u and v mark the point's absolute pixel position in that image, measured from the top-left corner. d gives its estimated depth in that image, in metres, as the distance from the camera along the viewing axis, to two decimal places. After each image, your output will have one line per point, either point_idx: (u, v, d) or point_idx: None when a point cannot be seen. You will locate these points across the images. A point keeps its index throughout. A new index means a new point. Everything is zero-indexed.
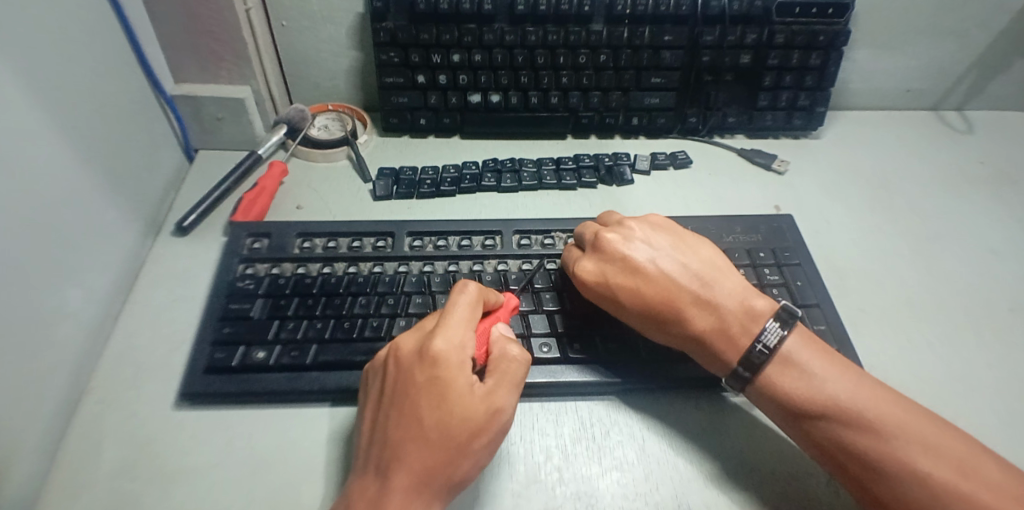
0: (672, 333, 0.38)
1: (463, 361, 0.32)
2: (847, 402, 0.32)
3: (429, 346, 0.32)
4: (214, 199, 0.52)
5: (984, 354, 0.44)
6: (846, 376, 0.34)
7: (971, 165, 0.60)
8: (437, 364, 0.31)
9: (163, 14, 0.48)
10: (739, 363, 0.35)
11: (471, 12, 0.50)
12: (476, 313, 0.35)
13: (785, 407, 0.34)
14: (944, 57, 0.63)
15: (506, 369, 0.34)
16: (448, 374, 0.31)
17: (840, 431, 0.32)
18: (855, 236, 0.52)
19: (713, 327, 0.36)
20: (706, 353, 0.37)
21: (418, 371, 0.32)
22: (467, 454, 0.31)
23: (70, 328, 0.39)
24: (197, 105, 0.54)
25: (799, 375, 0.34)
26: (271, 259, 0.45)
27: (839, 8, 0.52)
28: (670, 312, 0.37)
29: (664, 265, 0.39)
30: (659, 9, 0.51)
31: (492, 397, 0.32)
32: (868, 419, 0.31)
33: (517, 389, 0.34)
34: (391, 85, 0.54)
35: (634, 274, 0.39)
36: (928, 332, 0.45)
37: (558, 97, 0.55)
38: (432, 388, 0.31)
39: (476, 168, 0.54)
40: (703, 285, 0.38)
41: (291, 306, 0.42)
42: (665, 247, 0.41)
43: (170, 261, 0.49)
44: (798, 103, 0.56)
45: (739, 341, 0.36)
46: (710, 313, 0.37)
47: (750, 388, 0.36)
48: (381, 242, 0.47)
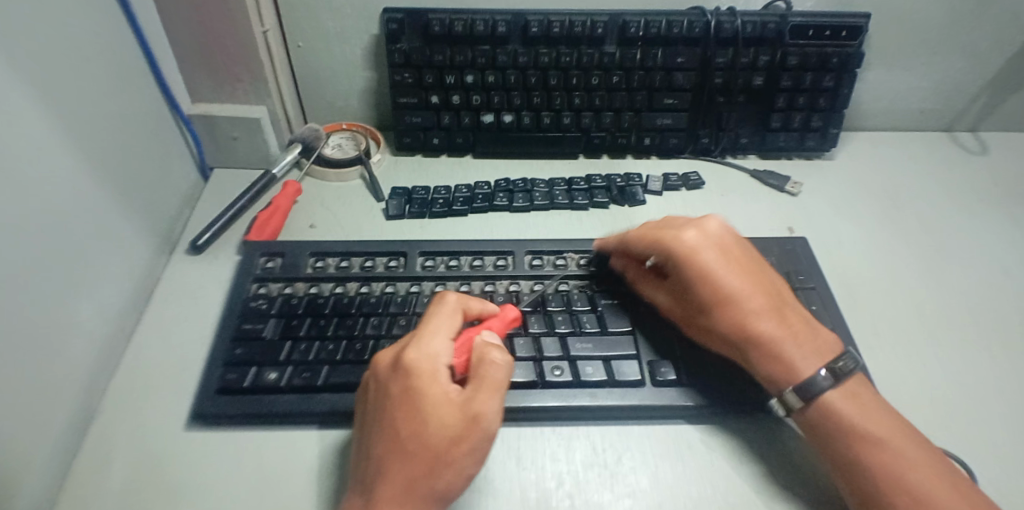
0: (748, 335, 0.38)
1: (435, 369, 0.33)
2: (886, 430, 0.34)
3: (402, 357, 0.33)
4: (227, 218, 0.52)
5: (1005, 380, 0.43)
6: (884, 410, 0.36)
7: (986, 187, 0.59)
8: (408, 374, 0.32)
9: (182, 35, 0.49)
10: (822, 370, 0.36)
11: (485, 34, 0.51)
12: (451, 322, 0.36)
13: (832, 428, 0.35)
14: (959, 78, 0.62)
15: (485, 373, 0.33)
16: (420, 383, 0.32)
17: (879, 455, 0.33)
18: (870, 258, 0.52)
19: (796, 341, 0.38)
20: (776, 361, 0.38)
21: (392, 383, 0.32)
22: (446, 462, 0.31)
23: (86, 345, 0.39)
24: (212, 125, 0.54)
25: (853, 401, 0.36)
26: (284, 278, 0.46)
27: (851, 30, 0.52)
28: (755, 316, 0.39)
29: (757, 277, 0.41)
30: (672, 30, 0.51)
31: (470, 404, 0.32)
32: (905, 449, 0.33)
33: (501, 393, 0.33)
34: (404, 104, 0.54)
35: (732, 265, 0.41)
36: (947, 357, 0.44)
37: (570, 117, 0.55)
38: (405, 400, 0.32)
39: (488, 187, 0.54)
40: (788, 308, 0.40)
41: (304, 326, 0.42)
42: (748, 255, 0.43)
43: (183, 279, 0.49)
44: (810, 124, 0.56)
45: (820, 357, 0.37)
46: (791, 323, 0.39)
47: (811, 404, 0.36)
48: (394, 261, 0.47)
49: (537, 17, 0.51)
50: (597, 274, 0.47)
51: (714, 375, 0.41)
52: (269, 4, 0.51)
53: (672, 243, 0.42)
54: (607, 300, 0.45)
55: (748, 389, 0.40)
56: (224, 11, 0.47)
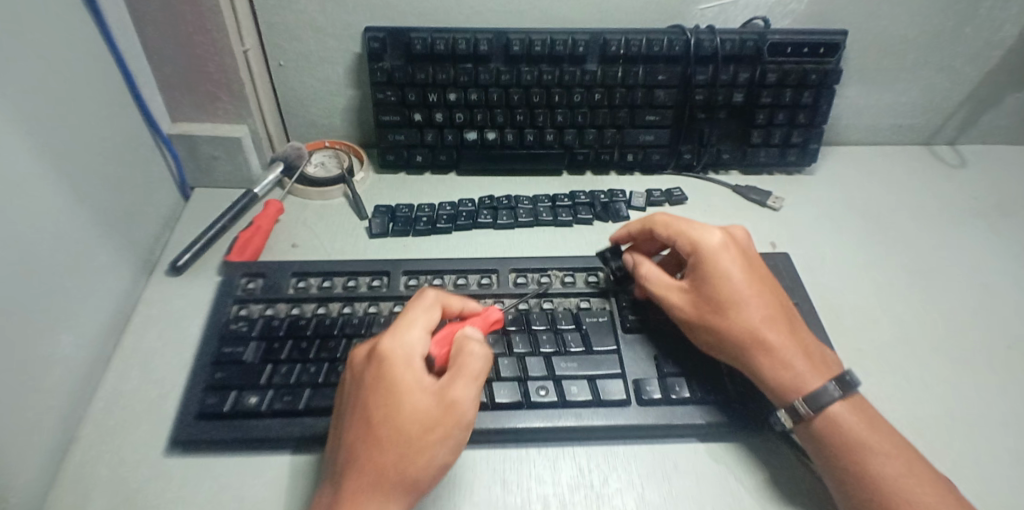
0: (758, 341, 0.39)
1: (409, 359, 0.33)
2: (887, 438, 0.35)
3: (377, 346, 0.34)
4: (209, 238, 0.51)
5: (983, 395, 0.43)
6: (879, 419, 0.37)
7: (964, 200, 0.60)
8: (382, 362, 0.33)
9: (161, 54, 0.49)
10: (829, 381, 0.37)
11: (467, 53, 0.51)
12: (429, 315, 0.36)
13: (843, 440, 0.35)
14: (936, 93, 0.63)
15: (463, 364, 0.33)
16: (394, 372, 0.33)
17: (887, 464, 0.34)
18: (853, 271, 0.52)
19: (803, 353, 0.39)
20: (784, 370, 0.38)
21: (367, 372, 0.33)
22: (419, 449, 0.31)
23: (63, 371, 0.38)
24: (193, 144, 0.54)
25: (856, 411, 0.37)
26: (265, 300, 0.45)
27: (829, 47, 0.53)
28: (765, 325, 0.39)
29: (768, 289, 0.42)
30: (653, 49, 0.51)
31: (444, 392, 0.33)
32: (906, 456, 0.35)
33: (477, 382, 0.33)
34: (387, 122, 0.54)
35: (748, 271, 0.42)
36: (927, 372, 0.45)
37: (553, 134, 0.55)
38: (379, 387, 0.32)
39: (472, 205, 0.54)
40: (795, 323, 0.41)
41: (285, 349, 0.42)
42: (761, 265, 0.44)
43: (164, 301, 0.48)
44: (791, 139, 0.57)
45: (825, 371, 0.38)
46: (797, 334, 0.40)
47: (818, 415, 0.36)
48: (377, 281, 0.47)
49: (519, 36, 0.51)
50: (582, 291, 0.47)
51: (698, 394, 0.41)
52: (249, 23, 0.51)
53: (695, 242, 0.43)
54: (593, 318, 0.45)
55: (732, 405, 0.41)
56: (204, 31, 0.47)
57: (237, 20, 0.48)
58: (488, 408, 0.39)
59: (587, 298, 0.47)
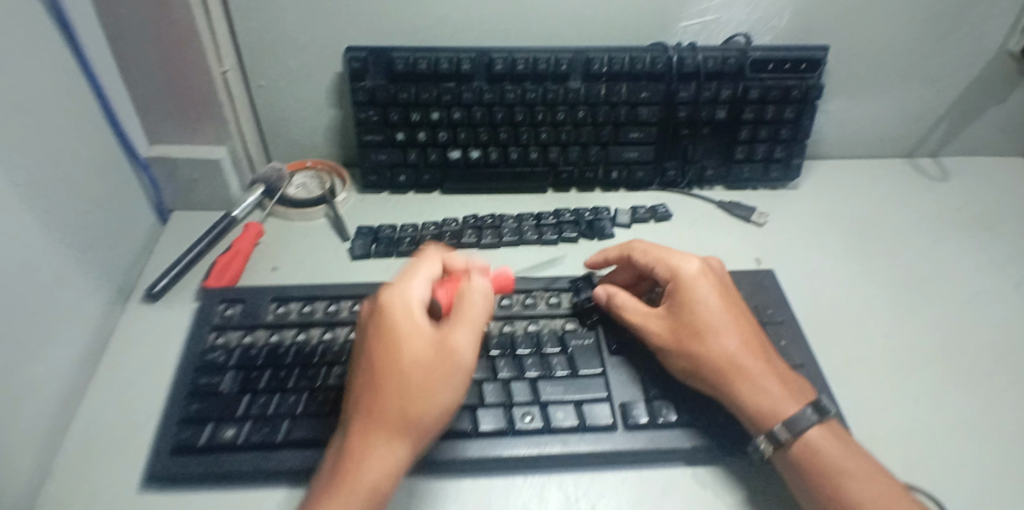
0: (734, 366, 0.39)
1: (409, 307, 0.35)
2: (864, 464, 0.35)
3: (379, 298, 0.36)
4: (186, 262, 0.50)
5: (973, 411, 0.43)
6: (857, 446, 0.37)
7: (948, 213, 0.61)
8: (384, 311, 0.35)
9: (137, 77, 0.48)
10: (806, 405, 0.37)
11: (449, 71, 0.50)
12: (430, 269, 0.38)
13: (821, 466, 0.35)
14: (918, 107, 0.64)
15: (461, 313, 0.34)
16: (395, 320, 0.34)
17: (865, 491, 0.33)
18: (839, 287, 0.52)
19: (779, 379, 0.38)
20: (761, 394, 0.38)
21: (372, 322, 0.35)
22: (422, 391, 0.32)
23: (36, 407, 0.37)
24: (171, 167, 0.53)
25: (834, 437, 0.36)
26: (243, 327, 0.44)
27: (810, 64, 0.53)
28: (740, 349, 0.39)
29: (743, 315, 0.42)
30: (636, 66, 0.51)
31: (443, 337, 0.34)
32: (885, 483, 0.34)
33: (477, 329, 0.34)
34: (369, 142, 0.53)
35: (724, 299, 0.42)
36: (916, 388, 0.44)
37: (537, 152, 0.55)
38: (381, 334, 0.34)
39: (456, 224, 0.53)
40: (770, 351, 0.41)
41: (263, 378, 0.41)
42: (736, 295, 0.44)
43: (141, 329, 0.47)
44: (774, 155, 0.57)
45: (801, 398, 0.38)
46: (772, 362, 0.40)
47: (798, 440, 0.36)
48: (358, 305, 0.46)
49: (501, 55, 0.51)
50: (567, 312, 0.47)
51: (685, 417, 0.40)
52: (228, 45, 0.50)
53: (673, 269, 0.43)
54: (578, 340, 0.45)
55: (719, 428, 0.40)
56: (182, 53, 0.46)
57: (216, 42, 0.48)
58: (471, 436, 0.39)
59: (572, 319, 0.47)
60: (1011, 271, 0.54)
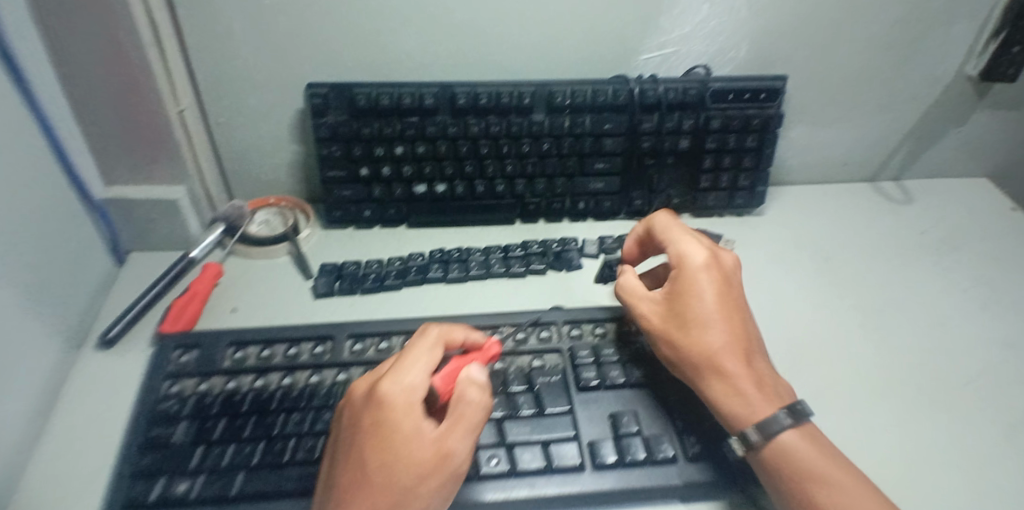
0: (713, 364, 0.38)
1: (411, 403, 0.32)
2: (840, 471, 0.34)
3: (377, 387, 0.32)
4: (143, 306, 0.49)
5: (953, 436, 0.42)
6: (835, 453, 0.36)
7: (912, 236, 0.62)
8: (381, 406, 0.31)
9: (90, 116, 0.47)
10: (781, 409, 0.36)
11: (412, 106, 0.50)
12: (433, 355, 0.34)
13: (796, 471, 0.34)
14: (878, 132, 0.65)
15: (462, 411, 0.32)
16: (393, 418, 0.31)
17: (838, 498, 0.33)
18: (810, 314, 0.52)
19: (757, 383, 0.38)
20: (736, 396, 0.37)
21: (364, 415, 0.31)
22: (414, 499, 0.30)
23: None
24: (128, 208, 0.51)
25: (809, 442, 0.36)
26: (199, 373, 0.42)
27: (770, 93, 0.54)
28: (725, 350, 0.38)
29: (741, 318, 0.41)
30: (598, 99, 0.52)
31: (442, 440, 0.31)
32: (860, 490, 0.33)
33: (474, 433, 0.32)
34: (333, 178, 0.53)
35: (727, 295, 0.41)
36: (892, 415, 0.44)
37: (503, 184, 0.55)
38: (375, 431, 0.31)
39: (423, 258, 0.53)
40: (757, 354, 0.40)
41: (218, 428, 0.39)
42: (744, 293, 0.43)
43: (95, 379, 0.45)
44: (738, 183, 0.58)
45: (779, 401, 0.37)
46: (757, 367, 0.39)
47: (771, 442, 0.35)
48: (319, 347, 0.44)
49: (464, 89, 0.51)
50: (534, 348, 0.45)
51: (659, 455, 0.39)
52: (185, 83, 0.49)
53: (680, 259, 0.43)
54: (545, 378, 0.43)
55: (692, 466, 0.39)
56: (134, 91, 0.45)
57: (171, 80, 0.47)
58: None
59: (540, 355, 0.45)
60: (976, 292, 0.55)
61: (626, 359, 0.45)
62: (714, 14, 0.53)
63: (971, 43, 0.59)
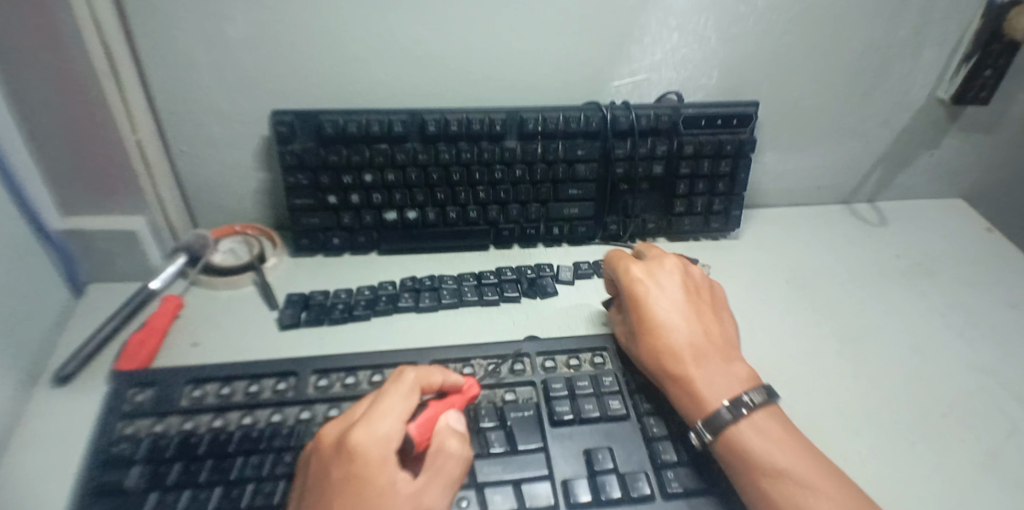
0: (666, 366, 0.40)
1: (387, 456, 0.30)
2: (790, 457, 0.35)
3: (349, 437, 0.30)
4: (98, 341, 0.46)
5: (947, 462, 0.41)
6: (788, 438, 0.37)
7: (889, 259, 0.62)
8: (354, 458, 0.29)
9: (41, 144, 0.45)
10: (724, 402, 0.38)
11: (381, 133, 0.49)
12: (409, 403, 0.32)
13: (749, 462, 0.35)
14: (852, 155, 0.66)
15: (440, 466, 0.31)
16: (366, 471, 0.29)
17: (788, 486, 0.34)
18: (791, 341, 0.51)
19: (710, 377, 0.39)
20: (684, 392, 0.39)
21: (335, 467, 0.29)
22: None
23: None
24: (85, 239, 0.50)
25: (759, 429, 0.36)
26: (154, 414, 0.39)
27: (742, 119, 0.55)
28: (675, 351, 0.41)
29: (694, 321, 0.43)
30: (570, 126, 0.52)
31: (419, 496, 0.30)
32: (810, 475, 0.34)
33: (453, 488, 0.31)
34: (301, 206, 0.52)
35: (666, 299, 0.44)
36: (885, 442, 0.43)
37: (476, 211, 0.54)
38: (347, 486, 0.29)
39: (393, 287, 0.52)
40: (710, 349, 0.42)
41: (173, 473, 0.35)
42: (692, 298, 0.45)
43: (49, 417, 0.42)
44: (713, 207, 0.58)
45: (731, 393, 0.38)
46: (708, 361, 0.40)
47: (721, 437, 0.36)
48: (282, 384, 0.42)
49: (434, 116, 0.50)
50: (507, 381, 0.42)
51: (634, 493, 0.36)
52: (144, 110, 0.49)
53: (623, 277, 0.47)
54: (518, 412, 0.40)
55: (672, 504, 0.36)
56: (90, 118, 0.44)
57: (128, 107, 0.46)
58: None
59: (513, 388, 0.42)
60: (952, 316, 0.55)
61: (602, 390, 0.42)
62: (684, 42, 0.54)
63: (943, 67, 0.60)
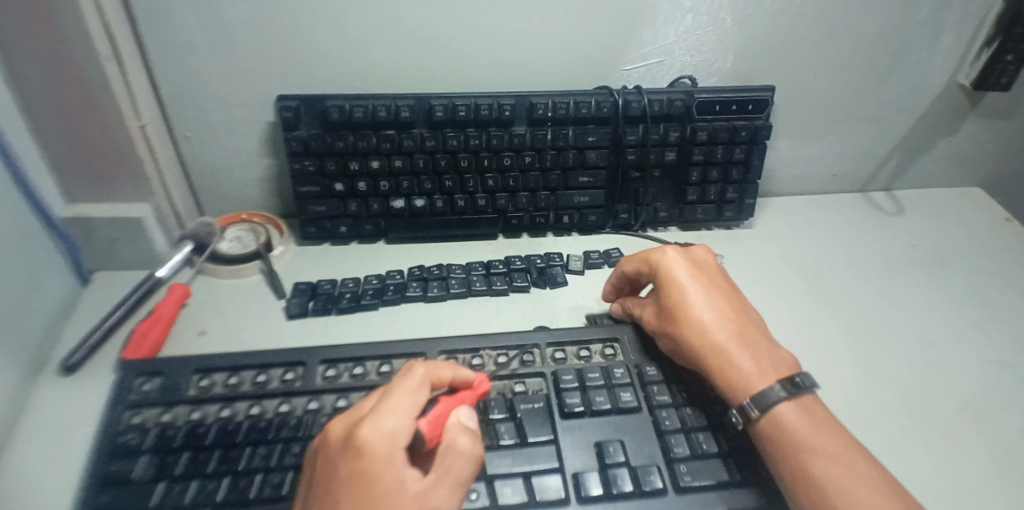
0: (708, 345, 0.39)
1: (394, 453, 0.29)
2: (832, 442, 0.35)
3: (355, 433, 0.29)
4: (104, 330, 0.46)
5: (963, 454, 0.41)
6: (829, 424, 0.36)
7: (904, 248, 0.61)
8: (360, 455, 0.28)
9: (45, 131, 0.44)
10: (777, 383, 0.37)
11: (388, 119, 0.48)
12: (418, 398, 0.31)
13: (789, 438, 0.35)
14: (867, 142, 0.64)
15: (449, 465, 0.30)
16: (373, 468, 0.28)
17: (830, 468, 0.33)
18: (804, 331, 0.51)
19: (753, 357, 0.39)
20: (733, 375, 0.38)
21: (343, 463, 0.29)
22: None
23: None
24: (90, 227, 0.49)
25: (803, 413, 0.36)
26: (161, 403, 0.39)
27: (758, 104, 0.54)
28: (717, 331, 0.40)
29: (729, 301, 0.43)
30: (581, 111, 0.50)
31: (427, 496, 0.29)
32: (851, 460, 0.34)
33: (460, 489, 0.30)
34: (307, 194, 0.51)
35: (702, 281, 0.43)
36: (900, 435, 0.42)
37: (485, 199, 0.53)
38: (356, 482, 0.28)
39: (401, 276, 0.51)
40: (751, 332, 0.41)
41: (180, 463, 0.35)
42: (724, 280, 0.45)
43: (55, 406, 0.41)
44: (726, 195, 0.57)
45: (776, 373, 0.38)
46: (751, 343, 0.40)
47: (767, 416, 0.36)
48: (290, 374, 0.41)
49: (441, 101, 0.49)
50: (516, 372, 0.42)
51: (647, 487, 0.35)
52: (146, 96, 0.48)
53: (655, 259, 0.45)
54: (528, 404, 0.39)
55: (684, 498, 0.35)
56: (91, 102, 0.43)
57: (131, 93, 0.45)
58: None
59: (522, 379, 0.42)
60: (969, 306, 0.54)
61: (614, 383, 0.41)
62: (697, 24, 0.52)
63: (964, 51, 0.58)
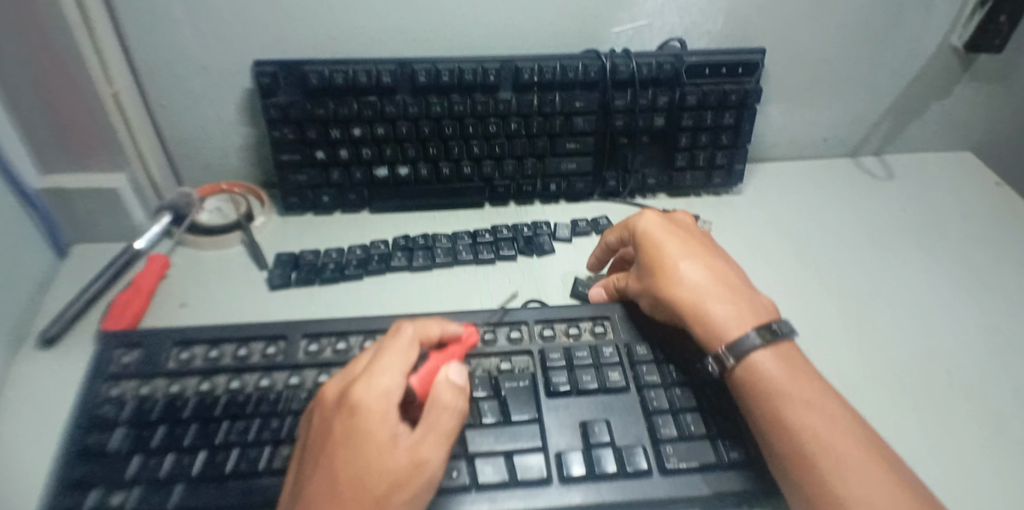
0: (685, 296, 0.40)
1: (389, 409, 0.29)
2: (808, 390, 0.35)
3: (350, 393, 0.29)
4: (80, 306, 0.45)
5: (942, 419, 0.41)
6: (806, 372, 0.37)
7: (894, 214, 0.61)
8: (353, 412, 0.28)
9: (12, 99, 0.42)
10: (753, 329, 0.37)
11: (369, 85, 0.47)
12: (409, 356, 0.31)
13: (765, 387, 0.35)
14: (859, 107, 0.63)
15: (437, 419, 0.29)
16: (365, 424, 0.28)
17: (803, 412, 0.34)
18: (791, 296, 0.51)
19: (731, 305, 0.39)
20: (709, 322, 0.38)
21: (337, 420, 0.28)
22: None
23: None
24: (66, 199, 0.48)
25: (782, 361, 0.36)
26: (139, 377, 0.38)
27: (747, 66, 0.52)
28: (693, 282, 0.40)
29: (707, 256, 0.43)
30: (568, 75, 0.49)
31: (417, 449, 0.28)
32: (827, 407, 0.34)
33: (449, 440, 0.30)
34: (288, 162, 0.50)
35: (679, 237, 0.44)
36: (882, 400, 0.42)
37: (470, 166, 0.52)
38: (349, 439, 0.28)
39: (386, 246, 0.50)
40: (731, 282, 0.41)
41: (156, 436, 0.35)
42: (704, 239, 0.45)
43: (33, 379, 0.41)
44: (715, 161, 0.56)
45: (754, 320, 0.38)
46: (728, 293, 0.40)
47: (744, 362, 0.36)
48: (271, 348, 0.40)
49: (424, 66, 0.48)
50: (502, 349, 0.41)
51: (631, 467, 0.35)
52: (119, 63, 0.46)
53: (634, 221, 0.46)
54: (512, 383, 0.39)
55: (667, 480, 0.35)
56: (57, 68, 0.41)
57: (102, 60, 0.44)
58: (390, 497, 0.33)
59: (508, 358, 0.41)
60: (956, 270, 0.54)
61: (601, 362, 0.41)
62: None
63: (958, 12, 0.57)
